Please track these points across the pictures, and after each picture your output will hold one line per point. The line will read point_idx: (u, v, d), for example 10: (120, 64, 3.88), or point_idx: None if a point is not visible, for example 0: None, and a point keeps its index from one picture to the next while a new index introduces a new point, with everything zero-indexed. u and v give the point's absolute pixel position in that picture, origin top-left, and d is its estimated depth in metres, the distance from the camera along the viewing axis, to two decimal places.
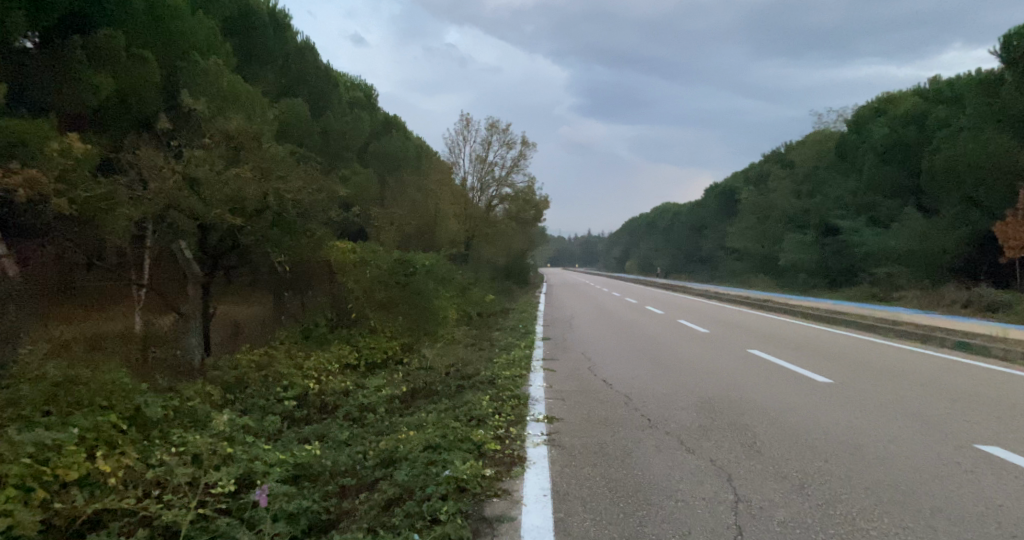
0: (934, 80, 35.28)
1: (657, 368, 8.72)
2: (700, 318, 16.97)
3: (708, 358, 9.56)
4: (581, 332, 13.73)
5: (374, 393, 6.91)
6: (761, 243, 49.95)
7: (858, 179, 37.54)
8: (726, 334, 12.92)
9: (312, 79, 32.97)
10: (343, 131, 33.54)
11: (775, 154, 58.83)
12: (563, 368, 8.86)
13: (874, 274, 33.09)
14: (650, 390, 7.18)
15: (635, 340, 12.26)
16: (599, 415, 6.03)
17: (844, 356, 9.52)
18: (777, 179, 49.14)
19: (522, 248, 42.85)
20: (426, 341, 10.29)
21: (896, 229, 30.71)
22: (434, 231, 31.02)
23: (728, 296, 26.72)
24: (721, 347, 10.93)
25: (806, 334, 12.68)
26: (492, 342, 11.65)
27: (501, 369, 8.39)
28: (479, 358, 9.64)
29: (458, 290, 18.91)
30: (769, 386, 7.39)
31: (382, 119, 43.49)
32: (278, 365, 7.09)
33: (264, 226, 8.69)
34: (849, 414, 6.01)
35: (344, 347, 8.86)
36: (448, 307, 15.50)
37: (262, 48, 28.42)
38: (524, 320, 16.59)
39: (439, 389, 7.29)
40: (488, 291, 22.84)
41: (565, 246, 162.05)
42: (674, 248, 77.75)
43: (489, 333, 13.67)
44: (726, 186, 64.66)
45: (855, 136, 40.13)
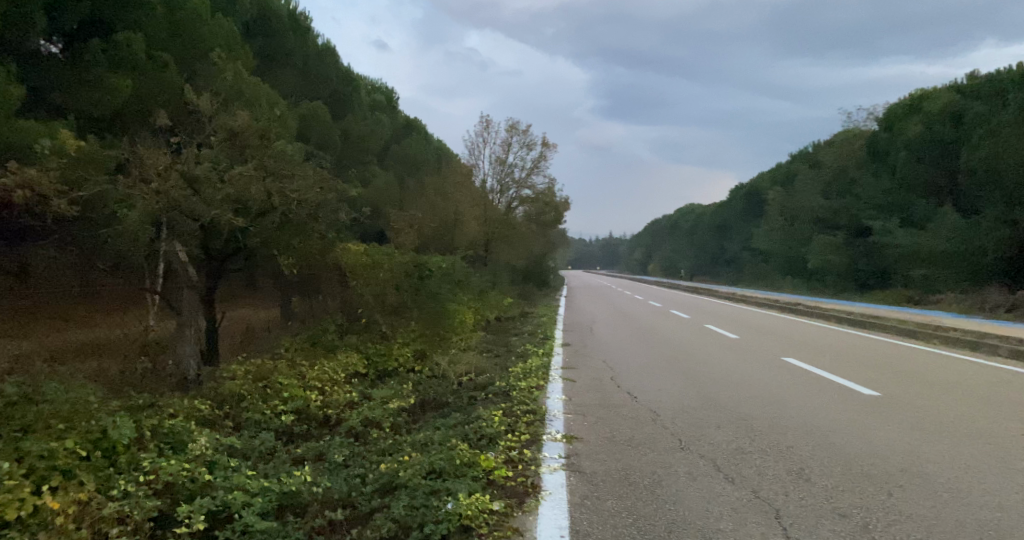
0: (970, 75, 34.01)
1: (686, 378, 8.12)
2: (728, 323, 16.27)
3: (739, 367, 8.93)
4: (604, 338, 13.13)
5: (380, 406, 6.42)
6: (788, 244, 48.78)
7: (890, 179, 36.36)
8: (757, 341, 12.25)
9: (332, 82, 32.79)
10: (362, 133, 33.30)
11: (802, 154, 57.55)
12: (584, 378, 8.30)
13: (909, 277, 31.94)
14: (680, 405, 6.59)
15: (661, 346, 11.65)
16: (624, 434, 5.47)
17: (888, 365, 8.83)
18: (805, 180, 47.92)
19: (543, 251, 42.28)
20: (439, 348, 9.81)
21: (932, 230, 29.61)
22: (455, 233, 30.62)
23: (756, 300, 25.85)
24: (754, 355, 10.29)
25: (843, 340, 11.97)
26: (510, 349, 11.13)
27: (517, 379, 7.88)
28: (495, 366, 9.13)
29: (476, 294, 18.41)
30: (811, 400, 6.75)
31: (402, 121, 43.31)
32: (280, 375, 6.65)
33: (269, 227, 8.29)
34: (905, 435, 5.37)
35: (353, 354, 8.40)
36: (465, 312, 15.02)
37: (282, 51, 28.30)
38: (545, 325, 16.05)
39: (450, 402, 6.78)
40: (507, 295, 22.35)
41: (587, 249, 161.03)
42: (698, 250, 76.45)
43: (507, 339, 13.14)
44: (751, 187, 63.44)
45: (887, 135, 38.88)
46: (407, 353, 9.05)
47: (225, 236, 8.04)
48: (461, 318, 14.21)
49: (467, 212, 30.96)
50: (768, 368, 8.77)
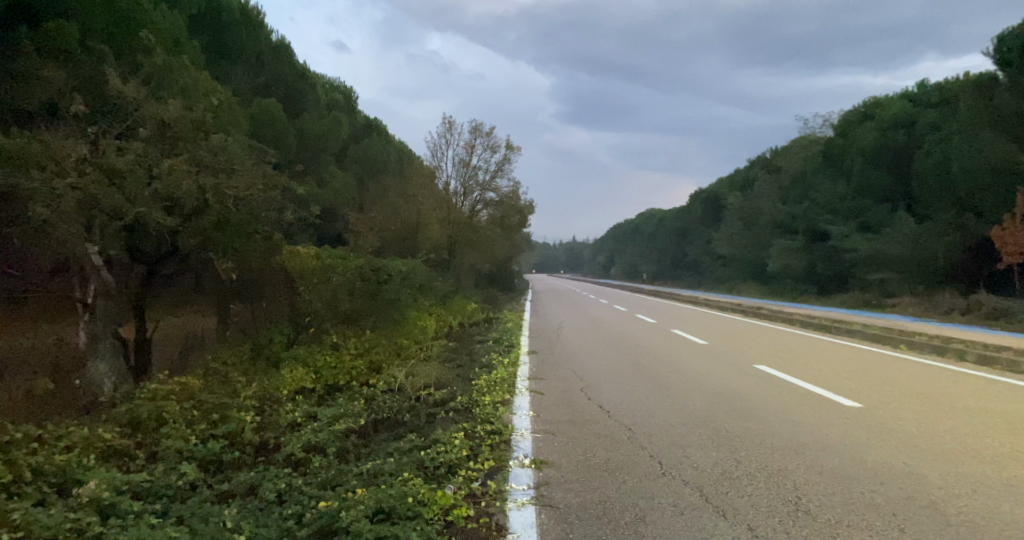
0: (922, 83, 34.77)
1: (659, 389, 7.67)
2: (695, 328, 15.99)
3: (713, 376, 8.54)
4: (571, 345, 12.65)
5: (325, 428, 5.75)
6: (749, 249, 49.31)
7: (847, 184, 36.96)
8: (727, 347, 11.95)
9: (288, 80, 31.73)
10: (320, 134, 32.29)
11: (761, 160, 58.37)
12: (552, 390, 7.75)
13: (866, 281, 32.43)
14: (656, 419, 6.12)
15: (630, 353, 11.23)
16: (599, 457, 4.93)
17: (865, 373, 8.53)
18: (764, 185, 48.55)
19: (507, 255, 41.76)
20: (396, 359, 9.16)
21: (888, 235, 30.13)
22: (416, 237, 29.82)
23: (720, 304, 25.80)
24: (725, 362, 9.95)
25: (812, 346, 11.77)
26: (472, 358, 10.56)
27: (480, 392, 7.33)
28: (456, 377, 8.55)
29: (438, 300, 17.75)
30: (792, 412, 6.36)
31: (362, 122, 42.32)
32: (215, 394, 5.96)
33: (204, 228, 7.52)
34: (901, 454, 4.95)
35: (300, 367, 7.72)
36: (426, 319, 14.37)
37: (233, 46, 27.20)
38: (509, 331, 15.49)
39: (406, 421, 6.14)
40: (471, 300, 21.69)
41: (550, 253, 161.53)
42: (660, 254, 76.95)
43: (470, 347, 12.54)
44: (712, 192, 64.14)
45: (843, 141, 39.58)
46: (361, 364, 8.40)
47: (154, 236, 7.25)
48: (421, 325, 13.55)
49: (429, 215, 30.23)
50: (743, 377, 8.39)
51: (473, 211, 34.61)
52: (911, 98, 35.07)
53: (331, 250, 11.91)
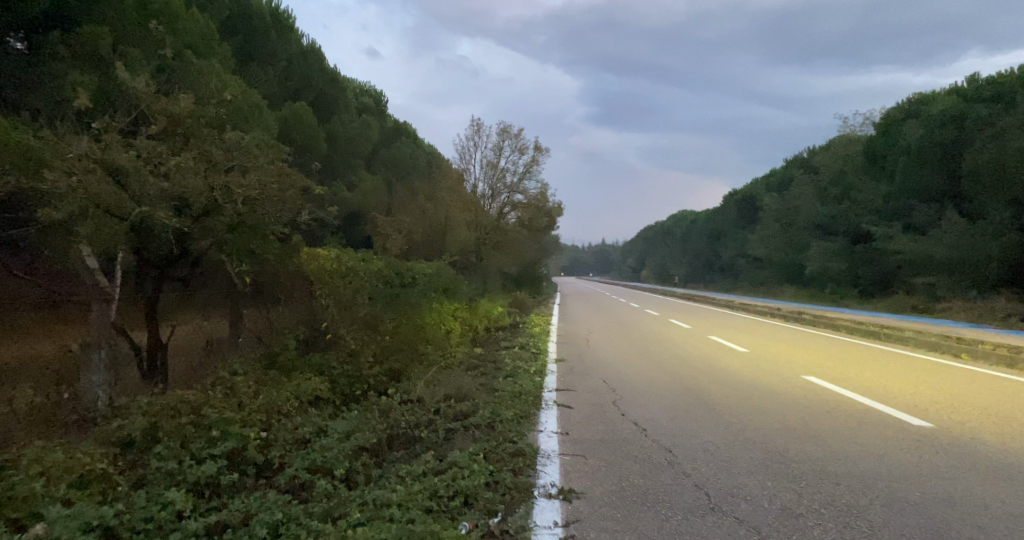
0: (971, 78, 33.15)
1: (700, 403, 7.04)
2: (733, 334, 15.25)
3: (758, 388, 7.88)
4: (602, 352, 12.05)
5: (335, 446, 5.29)
6: (785, 251, 47.89)
7: (890, 184, 35.49)
8: (770, 356, 11.24)
9: (316, 83, 31.70)
10: (348, 137, 32.20)
11: (797, 159, 56.75)
12: (582, 402, 7.20)
13: (912, 284, 31.01)
14: (700, 441, 5.50)
15: (666, 362, 10.58)
16: (637, 486, 4.38)
17: (925, 387, 7.80)
18: (801, 186, 47.11)
19: (536, 258, 41.19)
20: (417, 367, 8.69)
21: (935, 236, 28.77)
22: (444, 240, 29.42)
23: (757, 309, 24.86)
24: (771, 372, 9.24)
25: (863, 355, 10.98)
26: (496, 367, 10.04)
27: (505, 405, 6.82)
28: (479, 388, 8.04)
29: (464, 305, 17.27)
30: (853, 433, 5.69)
31: (391, 124, 42.20)
32: (219, 406, 5.53)
33: (217, 230, 7.15)
34: (984, 489, 4.31)
35: (315, 377, 7.29)
36: (450, 324, 13.91)
37: (261, 50, 27.20)
38: (537, 337, 14.95)
39: (423, 439, 5.66)
40: (498, 303, 21.18)
41: (579, 255, 160.33)
42: (692, 257, 75.51)
43: (494, 354, 12.01)
44: (745, 193, 62.66)
45: (885, 139, 38.09)
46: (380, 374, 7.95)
47: (164, 239, 6.88)
48: (444, 331, 13.05)
49: (458, 217, 29.82)
50: (791, 390, 7.71)
51: (501, 213, 34.24)
52: (959, 93, 33.48)
53: (350, 254, 11.49)
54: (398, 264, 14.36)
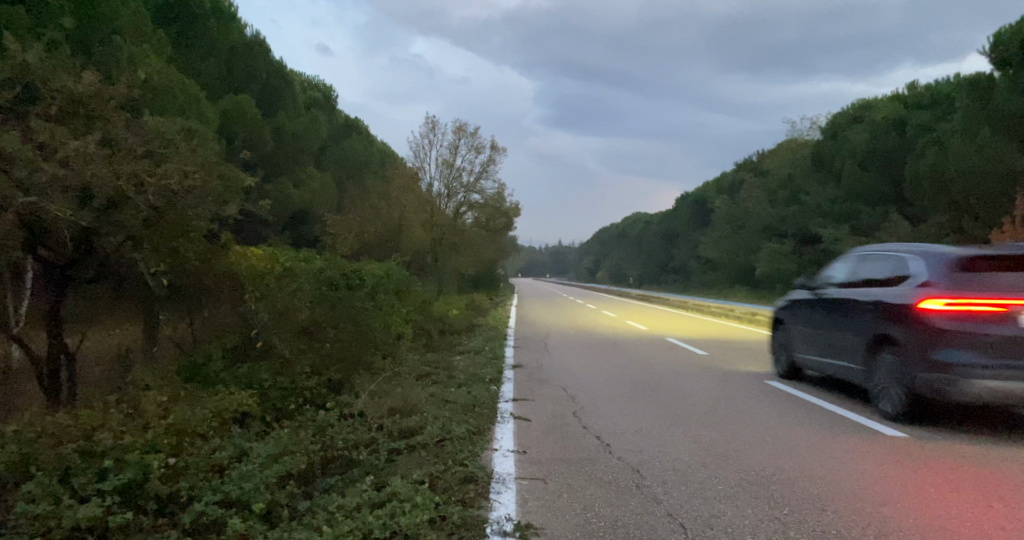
0: (913, 85, 34.09)
1: (665, 414, 6.59)
2: (690, 337, 15.02)
3: (722, 396, 7.50)
4: (560, 358, 11.55)
5: (258, 473, 4.60)
6: (737, 253, 48.59)
7: (837, 187, 36.26)
8: (730, 360, 10.97)
9: (262, 77, 30.49)
10: (297, 133, 31.08)
11: (748, 163, 57.76)
12: (540, 414, 6.66)
13: (859, 285, 31.71)
14: (668, 458, 5.04)
15: (626, 367, 10.17)
16: (603, 516, 3.85)
17: (893, 395, 7.55)
18: (752, 188, 47.93)
19: (492, 258, 40.65)
20: (361, 378, 7.99)
21: (881, 237, 29.43)
22: (398, 240, 28.56)
23: (713, 310, 24.92)
24: (734, 378, 8.89)
25: None
26: (447, 375, 9.43)
27: (455, 418, 6.24)
28: (427, 401, 7.43)
29: (417, 307, 16.61)
30: (829, 446, 5.31)
31: (343, 121, 41.05)
32: (120, 430, 4.75)
33: (130, 226, 6.32)
34: (979, 510, 3.94)
35: (244, 391, 6.53)
36: (401, 329, 13.23)
37: (202, 40, 25.94)
38: (492, 341, 14.40)
39: (362, 463, 5.02)
40: (452, 306, 20.53)
41: (535, 257, 160.52)
42: (647, 258, 76.22)
43: (447, 361, 11.38)
44: (698, 195, 63.53)
45: (832, 143, 38.96)
46: (319, 387, 7.26)
47: (65, 237, 6.02)
48: (394, 336, 12.37)
49: (412, 217, 29.02)
50: (756, 398, 7.36)
51: (459, 212, 34.50)
52: (901, 99, 34.39)
53: (292, 255, 10.71)
54: (345, 264, 13.60)
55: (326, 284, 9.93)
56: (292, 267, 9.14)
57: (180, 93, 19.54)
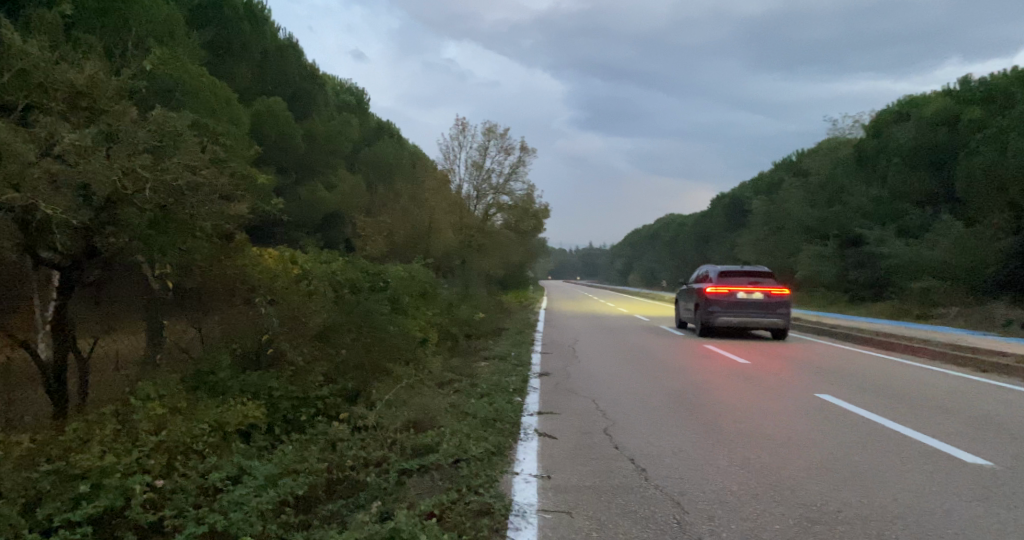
0: (964, 79, 32.50)
1: (707, 432, 5.97)
2: (729, 344, 14.26)
3: (770, 412, 6.83)
4: (591, 365, 10.96)
5: (254, 497, 4.17)
6: (774, 255, 47.28)
7: (881, 187, 34.86)
8: (775, 369, 10.24)
9: (294, 79, 30.51)
10: (328, 135, 31.03)
11: (786, 163, 56.25)
12: (568, 430, 6.14)
13: (905, 289, 30.31)
14: (712, 489, 4.44)
15: (662, 377, 9.54)
16: None
17: (960, 415, 6.83)
18: (790, 188, 46.50)
19: (522, 261, 40.14)
20: (376, 388, 7.55)
21: (931, 239, 28.03)
22: (427, 242, 28.26)
23: None
24: (780, 389, 8.20)
25: (876, 372, 10.00)
26: (471, 384, 8.94)
27: (475, 434, 5.72)
28: (446, 414, 6.93)
29: (442, 311, 16.18)
30: (898, 477, 4.67)
31: (374, 123, 41.09)
32: (106, 449, 4.36)
33: (139, 226, 5.93)
34: None
35: (251, 402, 6.11)
36: (424, 333, 12.80)
37: (235, 42, 26.00)
38: (520, 346, 13.89)
39: (371, 488, 4.56)
40: (480, 309, 20.08)
41: (566, 259, 159.62)
42: (680, 260, 74.86)
43: (471, 368, 10.89)
44: (734, 196, 62.15)
45: (876, 142, 37.46)
46: (332, 398, 6.81)
47: (65, 239, 5.65)
48: (418, 341, 11.92)
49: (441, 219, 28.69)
50: (808, 414, 6.67)
51: (488, 214, 34.04)
52: (952, 95, 32.81)
53: (311, 257, 10.32)
54: (369, 267, 13.22)
55: (344, 288, 9.50)
56: (309, 269, 8.74)
57: (211, 94, 19.48)
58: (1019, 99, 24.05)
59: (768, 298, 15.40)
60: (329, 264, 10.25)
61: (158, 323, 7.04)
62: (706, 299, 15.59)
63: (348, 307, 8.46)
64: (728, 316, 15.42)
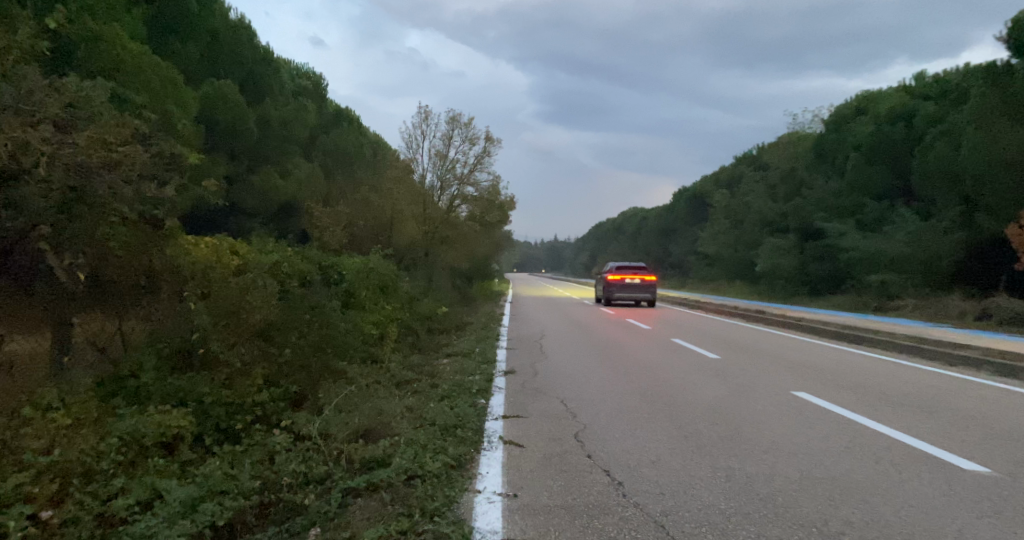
0: (920, 75, 32.94)
1: (685, 438, 5.49)
2: (698, 338, 13.94)
3: (749, 413, 6.41)
4: (558, 362, 10.44)
5: (163, 531, 3.50)
6: (737, 248, 47.62)
7: (841, 181, 35.23)
8: (748, 364, 9.88)
9: (248, 63, 29.22)
10: (284, 121, 29.84)
11: (748, 156, 56.74)
12: (535, 436, 5.61)
13: (864, 282, 30.69)
14: (698, 507, 3.95)
15: (633, 374, 9.08)
16: None
17: (943, 412, 6.53)
18: (752, 182, 46.89)
19: (486, 254, 39.47)
20: (324, 391, 6.88)
21: (890, 232, 28.32)
22: (388, 234, 27.35)
23: (716, 308, 23.88)
24: (757, 387, 7.81)
25: (849, 365, 9.74)
26: (431, 385, 8.32)
27: (433, 444, 5.11)
28: (402, 421, 6.31)
29: (402, 305, 15.47)
30: (896, 488, 4.26)
31: (334, 111, 39.84)
32: None
33: (46, 211, 5.11)
34: None
35: (177, 411, 5.39)
36: (382, 329, 12.10)
37: (183, 20, 24.67)
38: (483, 342, 13.30)
39: (307, 513, 3.93)
40: (442, 302, 19.40)
41: (531, 251, 159.40)
42: (643, 254, 75.21)
43: (432, 366, 10.24)
44: (696, 190, 62.50)
45: (836, 136, 37.87)
46: (273, 404, 6.12)
47: None
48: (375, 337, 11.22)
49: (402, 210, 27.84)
50: (791, 416, 6.23)
51: (451, 205, 33.26)
52: (908, 90, 33.24)
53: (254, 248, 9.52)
54: (323, 258, 12.44)
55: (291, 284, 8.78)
56: (250, 262, 7.99)
57: (155, 74, 18.32)
58: (974, 94, 24.38)
59: (643, 283, 24.66)
60: (273, 256, 9.45)
61: (68, 317, 6.10)
62: (608, 283, 24.57)
63: (294, 302, 7.73)
64: (622, 294, 24.38)
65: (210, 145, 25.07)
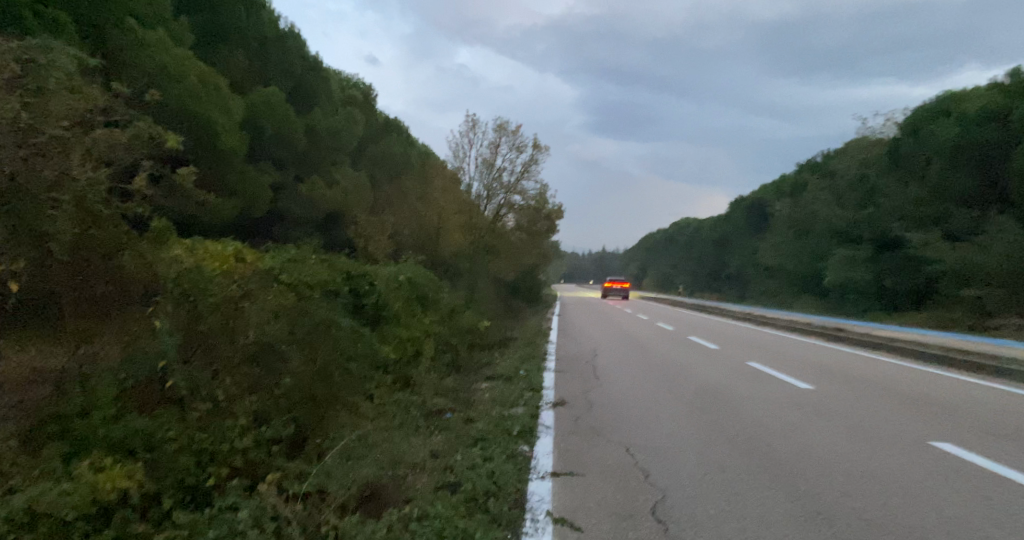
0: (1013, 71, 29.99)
1: (807, 525, 3.93)
2: (775, 361, 12.19)
3: (880, 484, 4.79)
4: (617, 389, 8.95)
5: None
6: (801, 260, 44.90)
7: (922, 187, 32.41)
8: (849, 398, 8.18)
9: (295, 70, 28.75)
10: (330, 129, 29.22)
11: (810, 163, 53.81)
12: (596, 511, 4.16)
13: (953, 298, 27.89)
14: None
15: (709, 407, 7.51)
16: None
17: None
18: (818, 191, 44.11)
19: (535, 264, 38.02)
20: (328, 436, 5.54)
21: (983, 243, 25.60)
22: (435, 244, 26.27)
23: (786, 325, 21.75)
24: (872, 433, 6.16)
25: (978, 403, 7.95)
26: (465, 420, 6.95)
27: (455, 527, 3.74)
28: (421, 477, 4.98)
29: (441, 320, 14.15)
30: None
31: (381, 120, 39.26)
32: None
33: None
34: None
35: (126, 466, 4.10)
36: (413, 348, 10.75)
37: (229, 26, 24.26)
38: (529, 363, 11.78)
39: None
40: (485, 316, 17.95)
41: (579, 262, 157.50)
42: (698, 265, 72.42)
43: (469, 392, 8.86)
44: (755, 199, 59.74)
45: (914, 139, 35.00)
46: (260, 451, 4.84)
47: None
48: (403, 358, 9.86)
49: (448, 219, 26.74)
50: (944, 489, 4.60)
51: (498, 214, 32.02)
52: (999, 87, 30.30)
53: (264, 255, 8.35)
54: (353, 267, 11.25)
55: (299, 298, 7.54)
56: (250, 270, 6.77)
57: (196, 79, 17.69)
58: None
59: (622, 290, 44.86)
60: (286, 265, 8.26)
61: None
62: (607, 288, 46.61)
63: (300, 317, 6.47)
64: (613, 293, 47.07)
65: (256, 152, 24.52)
